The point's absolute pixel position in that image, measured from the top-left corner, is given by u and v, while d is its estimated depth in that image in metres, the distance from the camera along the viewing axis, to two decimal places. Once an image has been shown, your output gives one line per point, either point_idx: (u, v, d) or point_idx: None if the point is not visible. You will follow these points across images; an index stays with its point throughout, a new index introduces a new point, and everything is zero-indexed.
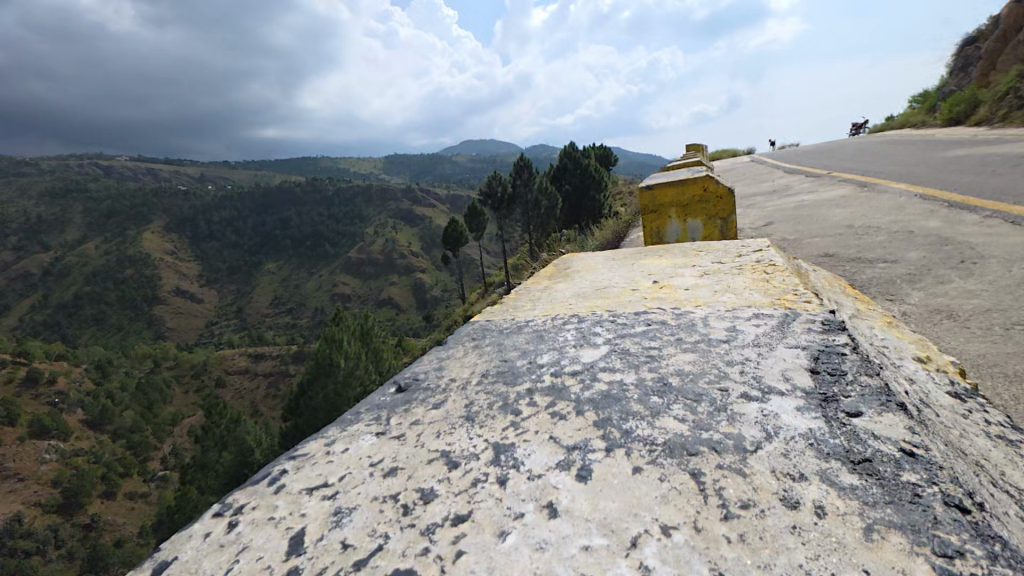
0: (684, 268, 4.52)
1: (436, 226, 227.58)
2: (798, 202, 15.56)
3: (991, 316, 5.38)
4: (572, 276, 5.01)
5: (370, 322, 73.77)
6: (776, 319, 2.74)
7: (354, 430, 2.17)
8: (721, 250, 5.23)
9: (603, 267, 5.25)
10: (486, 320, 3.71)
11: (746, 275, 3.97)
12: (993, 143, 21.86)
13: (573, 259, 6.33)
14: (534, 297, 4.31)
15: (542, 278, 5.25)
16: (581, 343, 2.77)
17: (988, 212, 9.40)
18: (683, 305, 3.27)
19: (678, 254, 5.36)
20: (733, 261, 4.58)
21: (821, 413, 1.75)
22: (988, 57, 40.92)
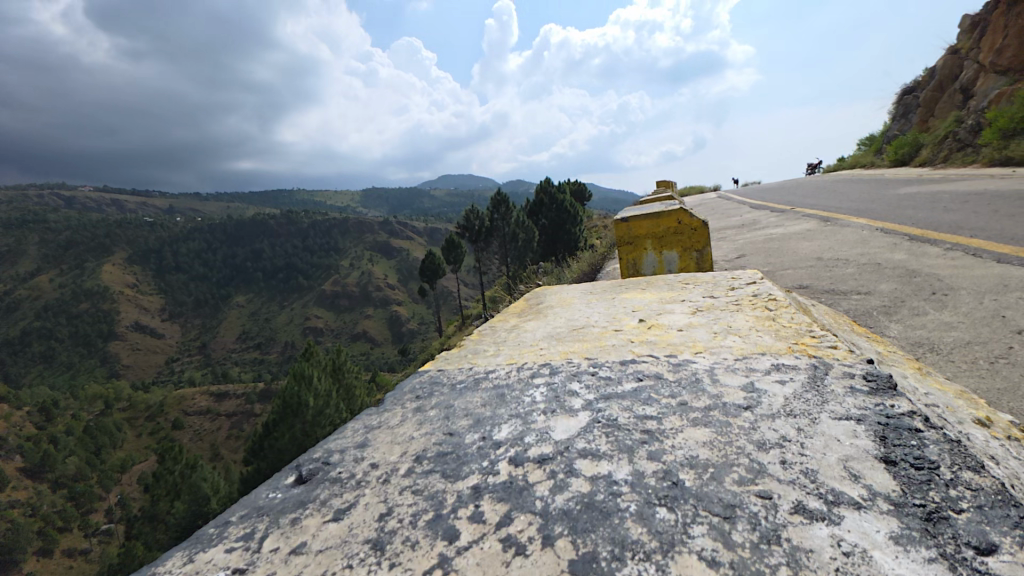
0: (674, 304, 4.25)
1: (414, 259, 228.15)
2: (767, 235, 15.98)
3: (973, 348, 5.29)
4: (549, 312, 4.63)
5: (342, 357, 70.24)
6: (806, 374, 2.41)
7: (204, 561, 1.63)
8: (709, 281, 5.04)
9: (583, 302, 4.93)
10: (440, 369, 3.26)
11: (745, 312, 3.70)
12: (941, 182, 23.43)
13: (551, 291, 6.02)
14: (500, 338, 3.89)
15: (515, 315, 4.87)
16: (545, 410, 2.34)
17: (948, 245, 9.71)
18: (680, 351, 2.92)
19: (666, 286, 5.13)
20: (726, 295, 4.34)
21: (937, 550, 1.33)
22: (925, 106, 44.95)
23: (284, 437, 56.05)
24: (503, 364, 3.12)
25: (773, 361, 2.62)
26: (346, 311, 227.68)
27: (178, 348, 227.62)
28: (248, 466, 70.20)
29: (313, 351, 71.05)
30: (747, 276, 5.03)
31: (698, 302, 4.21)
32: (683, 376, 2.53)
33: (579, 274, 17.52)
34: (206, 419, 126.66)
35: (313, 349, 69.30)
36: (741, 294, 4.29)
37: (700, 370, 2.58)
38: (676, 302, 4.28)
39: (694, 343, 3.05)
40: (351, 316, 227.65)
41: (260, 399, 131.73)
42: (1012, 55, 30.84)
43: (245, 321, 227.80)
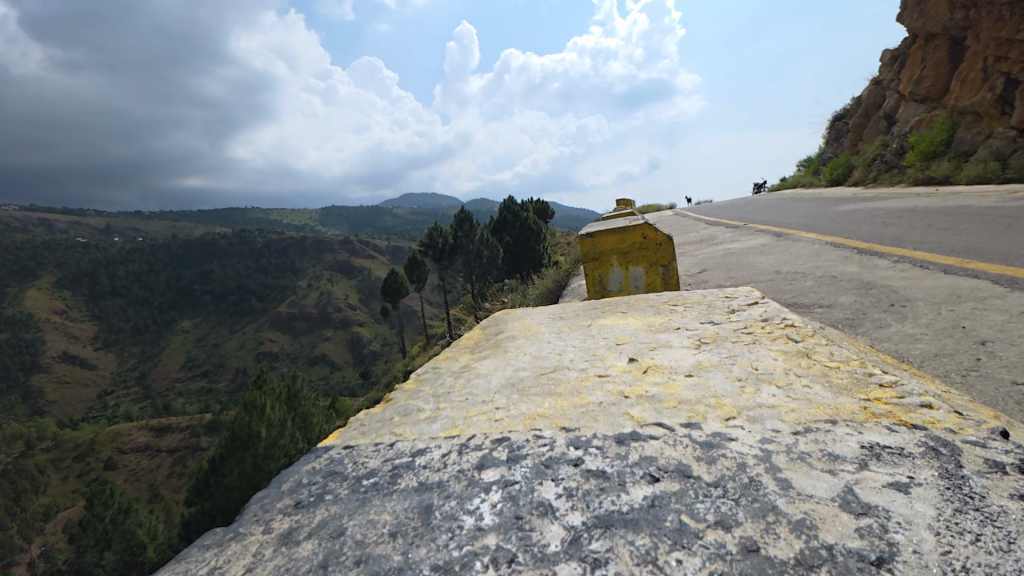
0: (672, 335, 3.86)
1: (376, 278, 227.59)
2: (725, 250, 16.35)
3: (942, 361, 5.22)
4: (512, 346, 4.11)
5: (299, 383, 66.09)
6: (931, 466, 1.83)
7: None
8: (700, 302, 4.79)
9: (554, 331, 4.45)
10: (351, 445, 2.59)
11: (767, 348, 3.32)
12: (876, 199, 25.21)
13: (513, 314, 5.60)
14: (444, 389, 3.29)
15: (476, 347, 4.32)
16: (494, 561, 1.55)
17: (897, 258, 10.05)
18: (702, 418, 2.37)
19: (652, 308, 4.83)
20: (728, 321, 4.04)
21: None
22: (854, 131, 49.08)
23: (234, 473, 51.91)
24: (439, 438, 2.49)
25: (859, 438, 2.08)
26: (303, 335, 227.70)
27: (114, 381, 227.60)
28: (192, 507, 64.37)
29: (266, 378, 66.97)
30: (739, 296, 4.92)
31: (699, 331, 3.85)
32: (728, 478, 1.84)
33: (544, 292, 17.11)
34: (144, 455, 116.45)
35: (267, 375, 65.05)
36: (745, 320, 4.04)
37: (747, 460, 1.94)
38: (671, 332, 3.92)
39: (722, 400, 2.56)
40: (309, 340, 227.52)
41: (208, 430, 123.76)
42: (927, 86, 34.15)
43: (191, 348, 227.58)
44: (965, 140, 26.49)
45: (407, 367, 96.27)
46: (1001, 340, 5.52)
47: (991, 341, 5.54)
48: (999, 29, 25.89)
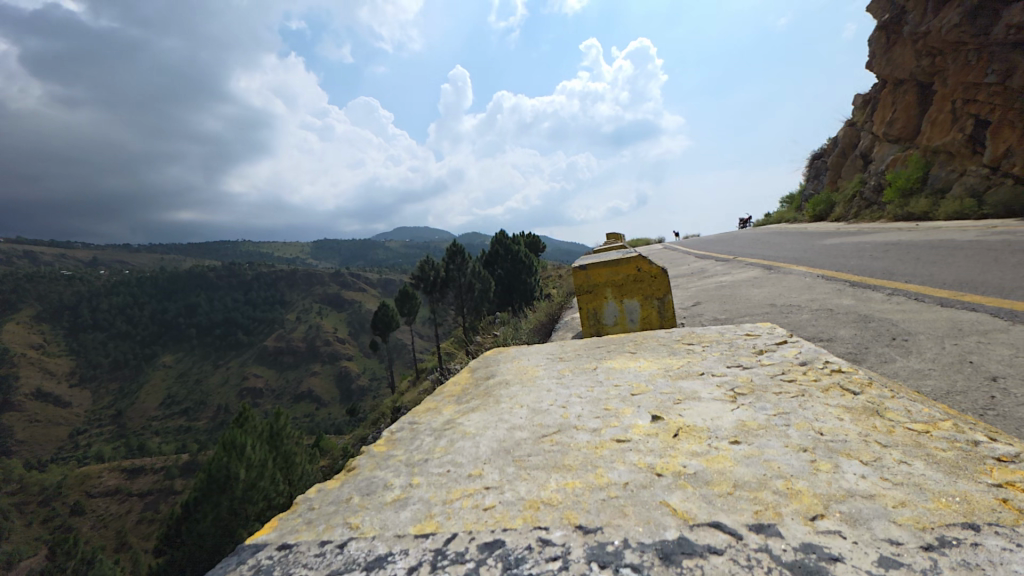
0: (697, 383, 3.57)
1: (366, 311, 227.59)
2: (718, 283, 16.33)
3: (954, 399, 4.99)
4: (508, 394, 3.77)
5: (281, 420, 61.93)
6: None
7: None
8: (714, 341, 4.61)
9: (557, 376, 4.13)
10: (288, 545, 2.17)
11: (827, 406, 2.98)
12: (861, 233, 25.79)
13: (507, 353, 5.32)
14: (420, 456, 2.94)
15: (466, 395, 3.99)
16: None
17: (890, 290, 10.01)
18: (776, 514, 1.95)
19: (665, 348, 4.60)
20: (761, 367, 3.77)
21: None
22: (833, 169, 51.00)
23: (208, 518, 48.70)
24: (407, 537, 2.08)
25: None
26: (290, 370, 227.30)
27: (93, 420, 225.65)
28: (160, 555, 60.13)
29: (249, 415, 64.25)
30: (759, 332, 4.79)
31: (730, 379, 3.56)
32: None
33: (537, 325, 16.75)
34: (113, 499, 109.43)
35: (249, 412, 62.48)
36: (781, 363, 3.81)
37: None
38: (698, 380, 3.62)
39: (795, 483, 2.16)
40: (294, 374, 227.39)
41: (184, 471, 117.57)
42: (899, 127, 35.81)
43: (173, 384, 227.56)
44: (940, 178, 27.56)
45: (395, 403, 93.88)
46: (1012, 376, 5.34)
47: (1002, 377, 5.37)
48: (966, 74, 26.67)
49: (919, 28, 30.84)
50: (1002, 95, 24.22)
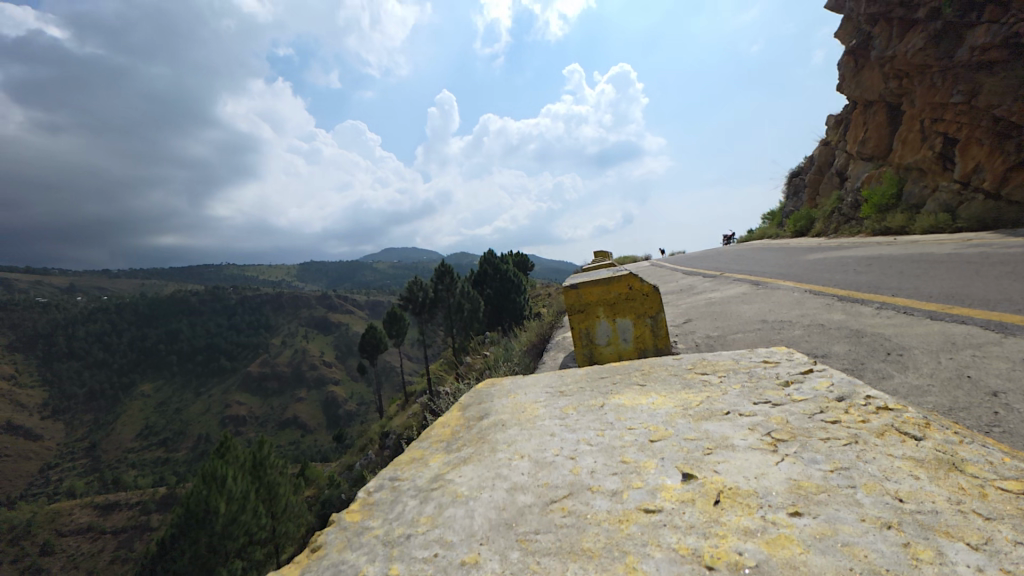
0: (724, 426, 3.31)
1: (353, 334, 227.87)
2: (707, 299, 16.35)
3: (958, 416, 4.89)
4: (506, 440, 3.51)
5: (265, 449, 59.71)
6: None
7: None
8: (731, 370, 4.46)
9: (559, 416, 3.88)
10: None
11: (898, 458, 2.71)
12: (843, 248, 26.35)
13: (501, 385, 5.09)
14: (401, 530, 2.60)
15: (456, 440, 3.71)
16: None
17: (879, 305, 10.06)
18: None
19: (677, 379, 4.41)
20: (798, 405, 3.54)
21: None
22: (811, 186, 52.66)
23: (185, 557, 46.07)
24: None
25: None
26: (275, 396, 227.71)
27: (71, 449, 227.03)
28: None
29: (230, 445, 61.77)
30: (778, 358, 4.68)
31: (762, 421, 3.31)
32: None
33: (528, 346, 16.43)
34: (83, 538, 103.82)
35: (231, 442, 60.16)
36: (816, 399, 3.61)
37: None
38: (723, 421, 3.38)
39: None
40: (278, 401, 228.01)
41: (161, 506, 112.09)
42: (872, 146, 37.21)
43: (155, 413, 226.70)
44: (914, 194, 28.65)
45: (382, 427, 91.95)
46: (1013, 392, 5.27)
47: (1003, 392, 5.30)
48: (933, 95, 27.76)
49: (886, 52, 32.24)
50: (968, 113, 25.33)
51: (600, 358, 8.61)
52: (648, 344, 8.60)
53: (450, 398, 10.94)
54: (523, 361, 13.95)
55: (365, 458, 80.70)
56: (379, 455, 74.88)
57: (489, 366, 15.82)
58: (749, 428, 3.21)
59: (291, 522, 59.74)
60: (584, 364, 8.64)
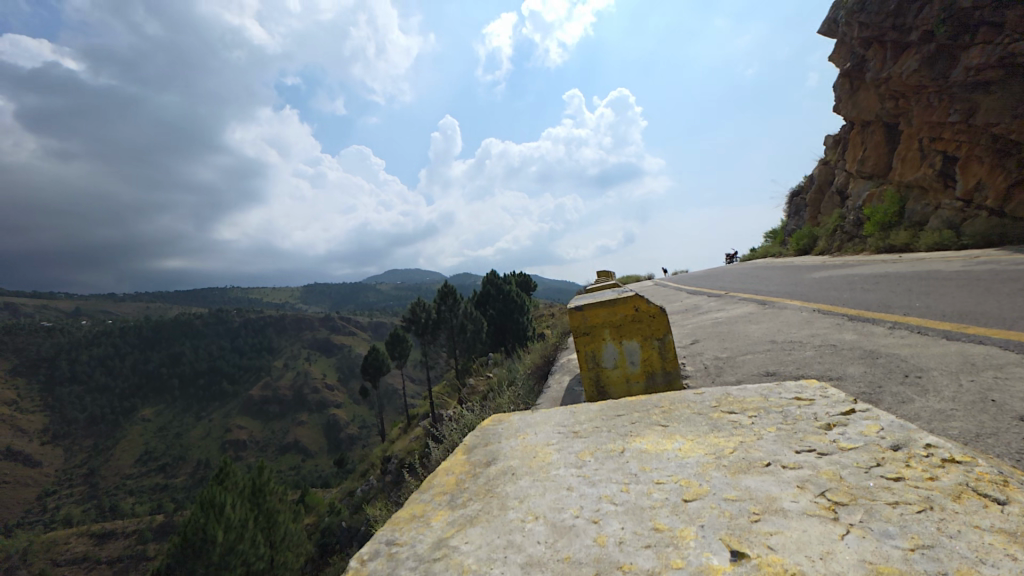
0: (768, 482, 2.92)
1: (355, 356, 227.73)
2: (713, 319, 16.14)
3: (987, 443, 4.66)
4: (517, 495, 3.19)
5: (265, 475, 58.73)
6: None
7: None
8: (762, 410, 4.20)
9: (575, 464, 3.58)
10: None
11: (987, 532, 2.29)
12: (849, 266, 26.15)
13: (511, 424, 4.86)
14: None
15: (461, 493, 3.42)
16: None
17: (892, 324, 9.84)
18: None
19: (702, 420, 4.14)
20: (849, 456, 3.19)
21: None
22: (812, 205, 52.93)
23: None
24: None
25: None
26: (276, 419, 227.85)
27: (72, 473, 226.74)
28: None
29: (229, 471, 60.68)
30: (813, 396, 4.43)
31: (813, 477, 2.93)
32: None
33: (532, 368, 16.13)
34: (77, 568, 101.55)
35: (230, 467, 59.11)
36: (869, 448, 3.27)
37: None
38: (765, 476, 3.00)
39: None
40: (280, 425, 227.88)
41: (158, 534, 109.96)
42: (872, 164, 37.50)
43: (156, 437, 227.17)
44: (916, 212, 28.78)
45: (384, 452, 90.55)
46: None
47: None
48: (930, 114, 28.08)
49: (881, 73, 32.74)
50: (967, 132, 25.64)
51: (606, 381, 8.43)
52: (656, 367, 8.38)
53: (453, 423, 10.61)
54: (527, 384, 13.64)
55: (366, 483, 79.25)
56: (381, 480, 73.50)
57: (493, 389, 15.50)
58: (798, 486, 2.80)
59: (289, 550, 58.15)
60: (591, 387, 8.46)
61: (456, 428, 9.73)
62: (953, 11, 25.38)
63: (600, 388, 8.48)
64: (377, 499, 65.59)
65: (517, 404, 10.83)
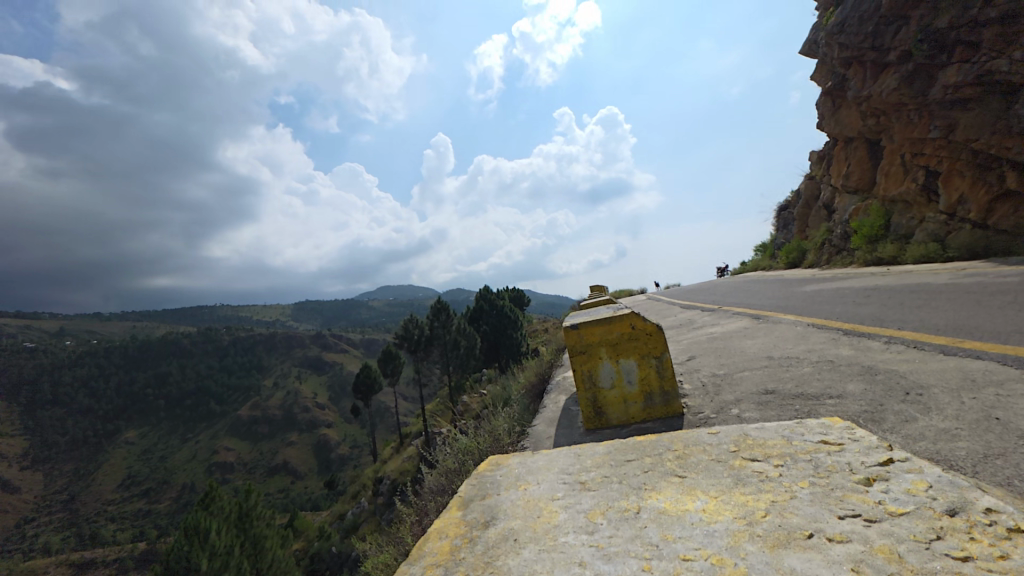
0: (816, 563, 2.51)
1: (346, 373, 227.69)
2: (709, 334, 16.07)
3: (997, 466, 4.57)
4: (522, 571, 2.82)
5: (252, 499, 57.00)
6: None
7: None
8: (788, 459, 3.86)
9: (586, 528, 3.23)
10: None
11: None
12: (839, 278, 26.37)
13: (510, 470, 4.64)
14: None
15: (457, 565, 3.06)
16: None
17: (887, 339, 9.83)
18: None
19: (724, 471, 3.82)
20: (905, 525, 2.79)
21: None
22: (799, 219, 53.86)
23: None
24: None
25: None
26: (266, 439, 227.50)
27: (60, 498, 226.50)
28: None
29: (214, 496, 58.92)
30: (842, 440, 4.11)
31: (866, 555, 2.53)
32: None
33: (527, 387, 15.70)
34: None
35: (216, 492, 57.36)
36: (923, 514, 2.88)
37: None
38: (811, 553, 2.58)
39: None
40: (270, 446, 227.58)
41: (140, 562, 106.30)
42: (856, 179, 38.32)
43: (145, 460, 227.47)
44: (902, 225, 29.51)
45: (375, 472, 88.81)
46: None
47: None
48: (911, 131, 28.76)
49: (862, 92, 33.66)
50: (947, 147, 26.27)
51: (604, 402, 8.28)
52: (654, 386, 8.24)
53: (447, 448, 10.20)
54: (523, 403, 13.26)
55: (358, 505, 77.41)
56: (372, 502, 71.72)
57: (487, 409, 15.14)
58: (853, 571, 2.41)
59: None
60: (588, 407, 8.32)
61: (451, 452, 9.33)
62: (929, 32, 26.13)
63: (598, 409, 8.34)
64: (369, 522, 63.87)
65: (514, 425, 10.46)
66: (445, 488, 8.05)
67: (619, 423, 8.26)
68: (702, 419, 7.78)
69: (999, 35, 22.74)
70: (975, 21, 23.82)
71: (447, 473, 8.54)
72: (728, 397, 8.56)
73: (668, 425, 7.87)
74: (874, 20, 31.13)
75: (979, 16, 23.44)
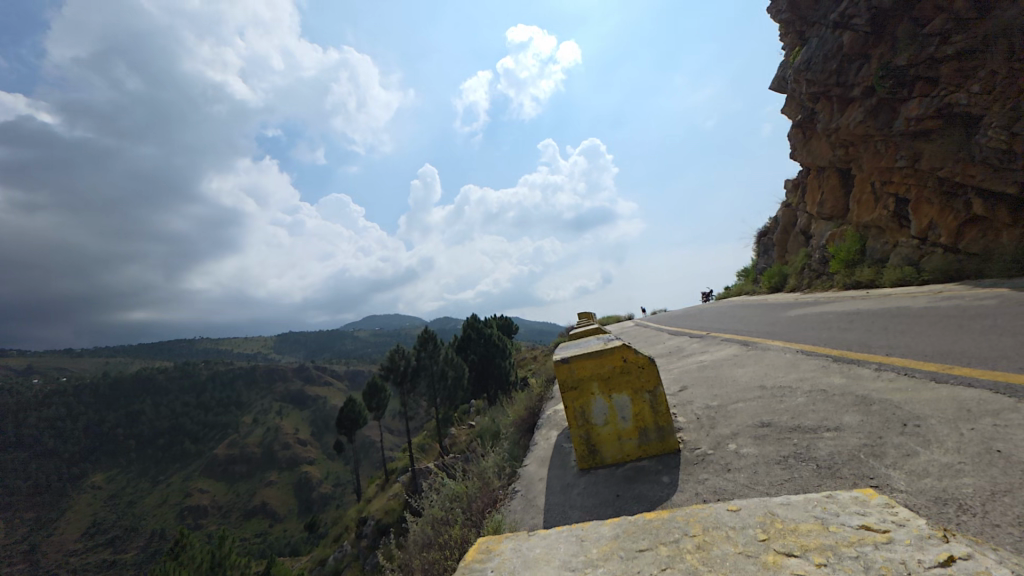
0: None
1: (329, 408, 227.70)
2: (699, 362, 15.95)
3: (1005, 503, 4.41)
4: None
5: (227, 547, 53.98)
6: None
7: None
8: (832, 554, 3.34)
9: None
10: None
11: None
12: (822, 302, 26.82)
13: (504, 562, 4.22)
14: None
15: None
16: None
17: (877, 366, 9.79)
18: None
19: (757, 571, 3.30)
20: None
21: None
22: (779, 245, 55.39)
23: None
24: None
25: None
26: (245, 479, 227.60)
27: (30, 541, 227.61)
28: None
29: (186, 544, 55.55)
30: (887, 525, 3.67)
31: None
32: None
33: (517, 421, 15.13)
34: None
35: (188, 539, 54.05)
36: None
37: None
38: None
39: None
40: (248, 487, 227.35)
41: None
42: (830, 207, 39.73)
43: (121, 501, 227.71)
44: (877, 249, 30.48)
45: (359, 512, 85.30)
46: None
47: None
48: (879, 160, 30.07)
49: (831, 124, 35.31)
50: (914, 175, 27.48)
51: (597, 440, 7.98)
52: (649, 422, 7.95)
53: (433, 493, 9.61)
54: (512, 439, 12.79)
55: (340, 549, 73.52)
56: (355, 544, 68.40)
57: (476, 446, 14.50)
58: None
59: None
60: (580, 447, 8.00)
61: (437, 498, 8.82)
62: (889, 69, 27.76)
63: (592, 447, 8.04)
64: (352, 568, 60.80)
65: (503, 465, 9.99)
66: (432, 541, 7.46)
67: (614, 461, 7.95)
68: (700, 456, 7.48)
69: (956, 71, 24.22)
70: (931, 59, 25.48)
71: (432, 521, 8.03)
72: (724, 431, 8.30)
73: (666, 463, 7.54)
74: (837, 59, 33.05)
75: (937, 53, 25.09)
